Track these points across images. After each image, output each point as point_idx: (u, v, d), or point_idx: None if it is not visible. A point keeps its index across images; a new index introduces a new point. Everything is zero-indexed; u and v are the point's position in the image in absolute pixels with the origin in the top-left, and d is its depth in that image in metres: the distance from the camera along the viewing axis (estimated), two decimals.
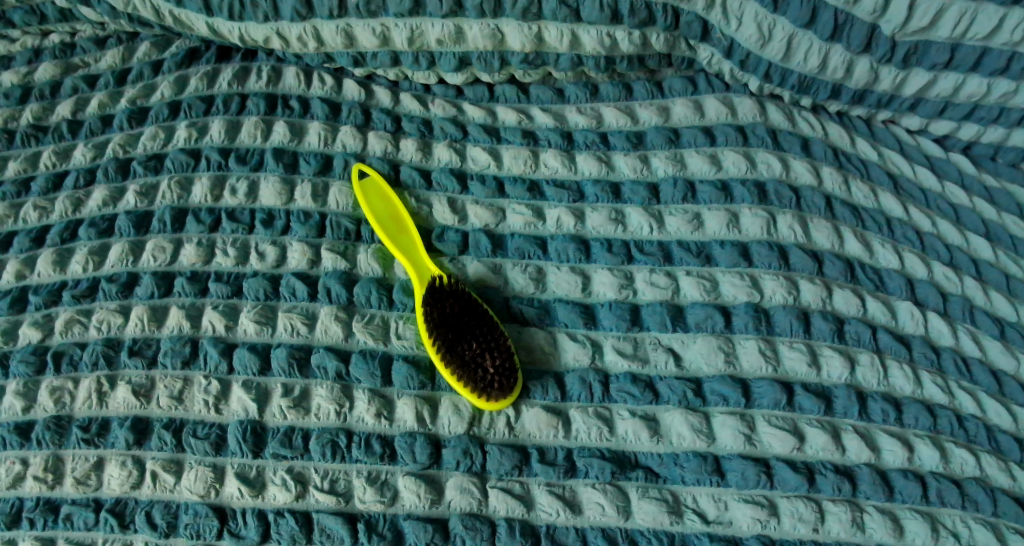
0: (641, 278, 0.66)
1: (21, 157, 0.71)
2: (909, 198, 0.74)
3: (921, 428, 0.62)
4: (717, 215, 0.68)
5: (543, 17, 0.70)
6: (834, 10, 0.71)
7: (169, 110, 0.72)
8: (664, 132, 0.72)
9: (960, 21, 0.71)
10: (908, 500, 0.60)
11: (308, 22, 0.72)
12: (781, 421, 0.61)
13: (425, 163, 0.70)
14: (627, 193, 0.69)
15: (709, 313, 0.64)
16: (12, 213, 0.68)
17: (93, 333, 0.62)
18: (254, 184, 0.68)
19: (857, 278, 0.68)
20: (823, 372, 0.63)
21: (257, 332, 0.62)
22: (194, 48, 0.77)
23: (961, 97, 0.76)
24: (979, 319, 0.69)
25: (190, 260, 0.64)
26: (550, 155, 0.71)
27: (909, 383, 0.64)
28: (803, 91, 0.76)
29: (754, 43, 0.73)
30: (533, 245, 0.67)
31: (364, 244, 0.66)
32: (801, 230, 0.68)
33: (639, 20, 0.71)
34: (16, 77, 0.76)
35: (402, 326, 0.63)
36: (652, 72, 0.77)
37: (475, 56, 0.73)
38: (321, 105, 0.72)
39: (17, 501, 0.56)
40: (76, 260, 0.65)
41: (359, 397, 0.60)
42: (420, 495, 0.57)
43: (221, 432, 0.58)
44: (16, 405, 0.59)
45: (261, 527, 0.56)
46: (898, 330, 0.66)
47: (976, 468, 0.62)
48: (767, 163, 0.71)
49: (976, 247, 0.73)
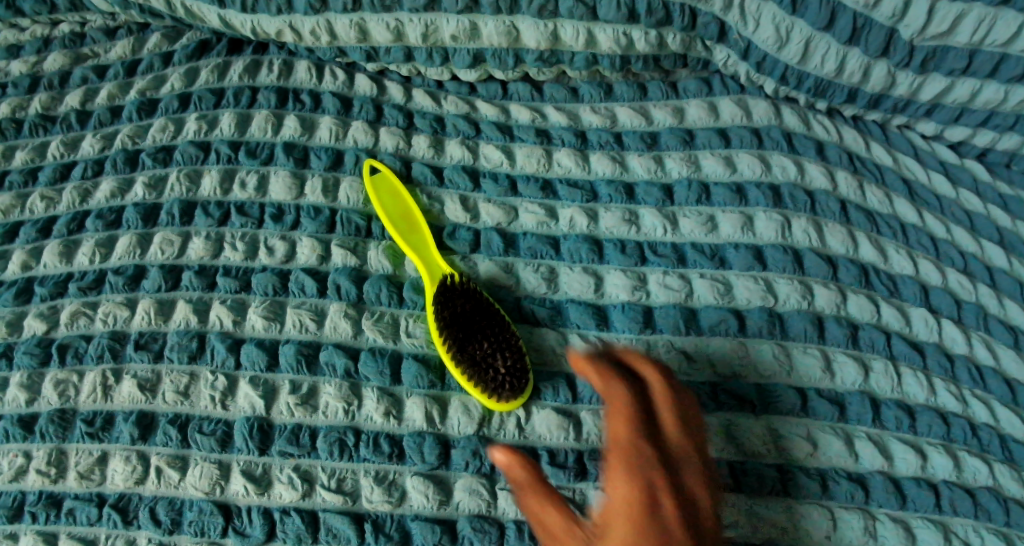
0: (654, 280, 0.65)
1: (29, 147, 0.70)
2: (923, 204, 0.73)
3: (935, 436, 0.62)
4: (731, 218, 0.67)
5: (559, 14, 0.70)
6: (852, 13, 0.70)
7: (178, 103, 0.71)
8: (679, 133, 0.71)
9: (979, 28, 0.70)
10: (921, 509, 0.59)
11: (321, 15, 0.71)
12: (794, 427, 0.60)
13: (437, 160, 0.69)
14: (641, 193, 0.69)
15: (723, 317, 0.63)
16: (19, 203, 0.67)
17: (99, 326, 0.61)
18: (264, 178, 0.67)
19: (871, 283, 0.67)
20: (837, 379, 0.62)
21: (265, 328, 0.61)
22: (205, 40, 0.76)
23: (978, 104, 0.75)
24: (993, 327, 0.68)
25: (198, 254, 0.64)
26: (564, 154, 0.70)
27: (923, 391, 0.63)
28: (820, 95, 0.75)
29: (771, 45, 0.72)
30: (545, 245, 0.66)
31: (375, 241, 0.65)
32: (816, 234, 0.68)
33: (657, 20, 0.71)
34: (25, 66, 0.75)
35: (412, 324, 0.62)
36: (667, 72, 0.76)
37: (490, 52, 0.72)
38: (333, 99, 0.71)
39: (19, 495, 0.56)
40: (82, 252, 0.64)
41: (367, 395, 0.59)
42: (428, 496, 0.56)
43: (227, 428, 0.58)
44: (20, 396, 0.59)
45: (267, 525, 0.55)
46: (912, 337, 0.66)
47: (989, 478, 0.61)
48: (781, 166, 0.70)
49: (990, 255, 0.73)
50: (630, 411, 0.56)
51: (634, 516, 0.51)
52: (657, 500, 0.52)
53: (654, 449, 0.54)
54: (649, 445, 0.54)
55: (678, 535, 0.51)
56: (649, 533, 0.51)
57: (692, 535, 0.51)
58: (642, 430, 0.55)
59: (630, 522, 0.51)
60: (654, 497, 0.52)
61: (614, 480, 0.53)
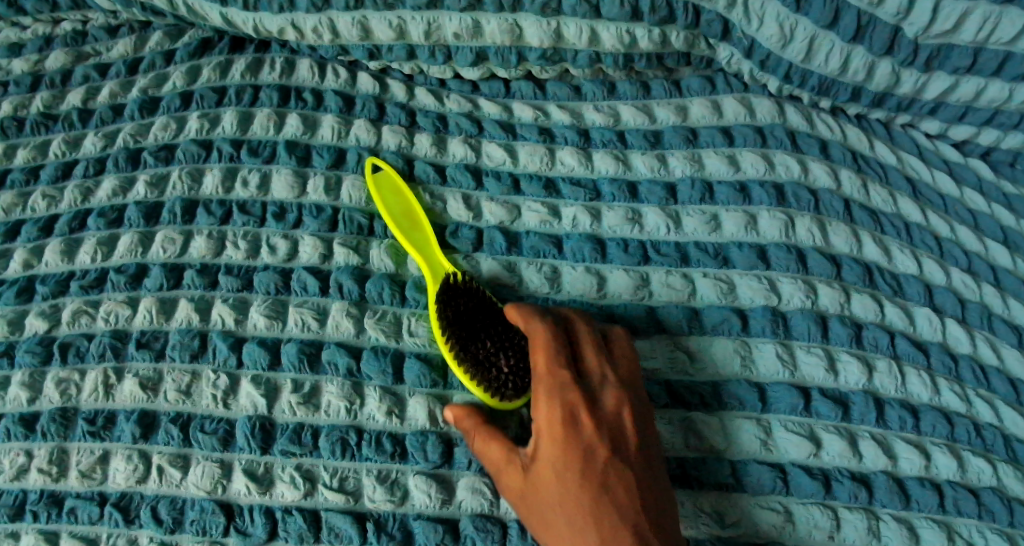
0: (657, 279, 0.65)
1: (31, 145, 0.70)
2: (927, 203, 0.73)
3: (939, 436, 0.62)
4: (735, 217, 0.67)
5: (562, 12, 0.70)
6: (857, 11, 0.70)
7: (180, 101, 0.71)
8: (682, 132, 0.71)
9: (984, 26, 0.70)
10: (925, 509, 0.59)
11: (324, 13, 0.71)
12: (798, 426, 0.60)
13: (439, 159, 0.69)
14: (644, 192, 0.68)
15: (726, 316, 0.63)
16: (21, 201, 0.67)
17: (101, 325, 0.61)
18: (266, 176, 0.67)
19: (875, 283, 0.67)
20: (841, 378, 0.62)
21: (267, 327, 0.61)
22: (207, 39, 0.75)
23: (982, 102, 0.75)
24: (997, 327, 0.68)
25: (200, 252, 0.63)
26: (567, 153, 0.70)
27: (927, 391, 0.63)
28: (823, 93, 0.75)
29: (775, 43, 0.71)
30: (548, 244, 0.66)
31: (377, 239, 0.65)
32: (819, 233, 0.67)
33: (660, 18, 0.70)
34: (27, 65, 0.75)
35: (415, 323, 0.62)
36: (670, 71, 0.75)
37: (493, 51, 0.71)
38: (335, 98, 0.71)
39: (21, 493, 0.56)
40: (84, 251, 0.64)
41: (370, 394, 0.59)
42: (431, 495, 0.56)
43: (229, 427, 0.57)
44: (21, 395, 0.59)
45: (268, 525, 0.55)
46: (916, 337, 0.65)
47: (993, 478, 0.61)
48: (785, 165, 0.70)
49: (995, 254, 0.72)
50: (546, 339, 0.57)
51: (558, 437, 0.54)
52: (576, 418, 0.55)
53: (571, 370, 0.56)
54: (565, 367, 0.56)
55: (599, 449, 0.54)
56: (571, 454, 0.54)
57: (613, 450, 0.54)
58: (558, 354, 0.57)
59: (554, 442, 0.54)
60: (573, 415, 0.55)
61: (536, 403, 0.56)
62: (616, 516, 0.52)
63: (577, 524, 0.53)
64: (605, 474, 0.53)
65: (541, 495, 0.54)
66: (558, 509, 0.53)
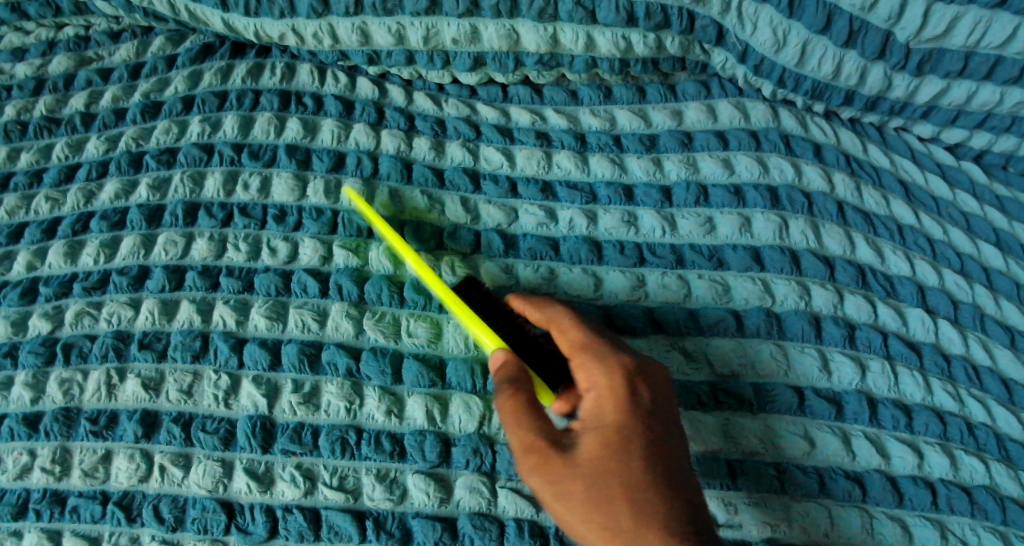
0: (653, 280, 0.65)
1: (34, 148, 0.71)
2: (920, 205, 0.74)
3: (931, 435, 0.63)
4: (730, 219, 0.68)
5: (559, 18, 0.71)
6: (849, 16, 0.71)
7: (182, 105, 0.72)
8: (677, 135, 0.72)
9: (974, 30, 0.71)
10: (918, 507, 0.60)
11: (324, 19, 0.72)
12: (792, 426, 0.61)
13: (438, 163, 0.70)
14: (640, 195, 0.69)
15: (721, 316, 0.64)
16: (24, 204, 0.68)
17: (103, 326, 0.62)
18: (266, 180, 0.68)
19: (868, 284, 0.67)
20: (834, 378, 0.63)
21: (267, 328, 0.61)
22: (208, 44, 0.76)
23: (974, 106, 0.76)
24: (989, 327, 0.69)
25: (201, 255, 0.64)
26: (564, 157, 0.71)
27: (920, 390, 0.64)
28: (817, 97, 0.76)
29: (769, 48, 0.72)
30: (545, 246, 0.66)
31: (376, 241, 0.66)
32: (813, 235, 0.68)
33: (656, 23, 0.71)
34: (30, 69, 0.76)
35: (413, 324, 0.63)
36: (665, 75, 0.76)
37: (491, 56, 0.72)
38: (335, 103, 0.72)
39: (24, 493, 0.57)
40: (87, 252, 0.65)
41: (369, 394, 0.60)
42: (429, 494, 0.57)
43: (230, 427, 0.58)
44: (24, 395, 0.60)
45: (269, 523, 0.56)
46: (909, 337, 0.66)
47: (985, 476, 0.62)
48: (779, 168, 0.71)
49: (987, 255, 0.73)
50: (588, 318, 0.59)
51: (620, 404, 0.55)
52: (634, 387, 0.55)
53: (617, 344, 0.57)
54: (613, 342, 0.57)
55: (656, 418, 0.55)
56: (633, 421, 0.54)
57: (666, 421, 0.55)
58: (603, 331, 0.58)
59: (617, 410, 0.55)
60: (633, 384, 0.55)
61: (592, 372, 0.56)
62: (678, 484, 0.53)
63: (643, 491, 0.52)
64: (662, 442, 0.54)
65: (604, 463, 0.53)
66: (625, 475, 0.53)
